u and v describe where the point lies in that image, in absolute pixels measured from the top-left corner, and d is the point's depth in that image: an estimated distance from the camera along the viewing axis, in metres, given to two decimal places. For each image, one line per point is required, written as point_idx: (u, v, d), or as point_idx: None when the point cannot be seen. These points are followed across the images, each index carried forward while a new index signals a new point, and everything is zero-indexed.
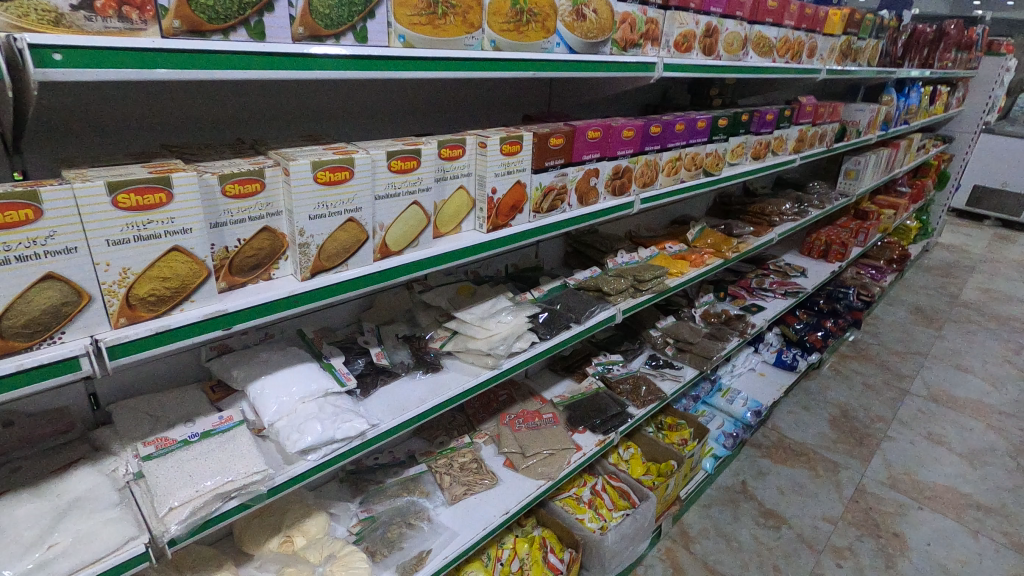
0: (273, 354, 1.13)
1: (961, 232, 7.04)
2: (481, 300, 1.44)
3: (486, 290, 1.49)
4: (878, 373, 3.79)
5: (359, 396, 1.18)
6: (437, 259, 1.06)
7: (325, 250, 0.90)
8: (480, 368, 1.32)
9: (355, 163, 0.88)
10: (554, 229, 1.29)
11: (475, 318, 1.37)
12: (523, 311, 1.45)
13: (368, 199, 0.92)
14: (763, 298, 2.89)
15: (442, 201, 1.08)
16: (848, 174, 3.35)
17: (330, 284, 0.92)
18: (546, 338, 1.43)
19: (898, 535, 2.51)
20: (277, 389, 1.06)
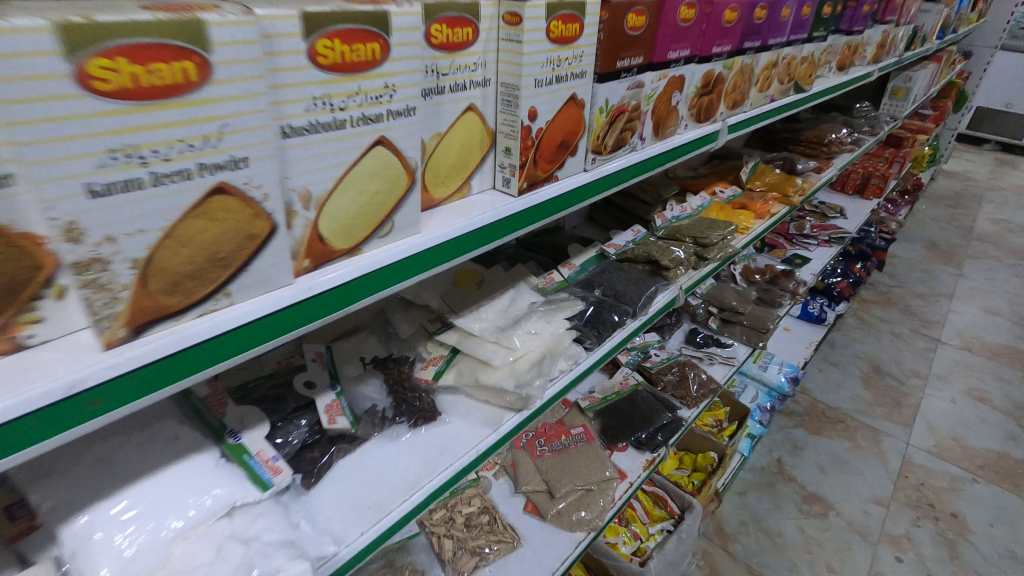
0: (122, 450, 0.59)
1: (962, 157, 6.64)
2: (494, 292, 0.92)
3: (500, 274, 0.97)
4: (904, 320, 3.44)
5: (299, 492, 0.67)
6: (428, 258, 0.54)
7: (160, 269, 0.36)
8: (503, 412, 0.82)
9: (212, 39, 0.33)
10: (616, 182, 0.78)
11: (489, 327, 0.85)
12: (559, 308, 0.94)
13: (263, 136, 0.37)
14: (805, 247, 2.42)
15: (435, 137, 0.55)
16: (895, 93, 2.83)
17: (186, 349, 0.39)
18: (594, 350, 0.94)
19: (958, 517, 2.21)
20: (135, 518, 0.54)
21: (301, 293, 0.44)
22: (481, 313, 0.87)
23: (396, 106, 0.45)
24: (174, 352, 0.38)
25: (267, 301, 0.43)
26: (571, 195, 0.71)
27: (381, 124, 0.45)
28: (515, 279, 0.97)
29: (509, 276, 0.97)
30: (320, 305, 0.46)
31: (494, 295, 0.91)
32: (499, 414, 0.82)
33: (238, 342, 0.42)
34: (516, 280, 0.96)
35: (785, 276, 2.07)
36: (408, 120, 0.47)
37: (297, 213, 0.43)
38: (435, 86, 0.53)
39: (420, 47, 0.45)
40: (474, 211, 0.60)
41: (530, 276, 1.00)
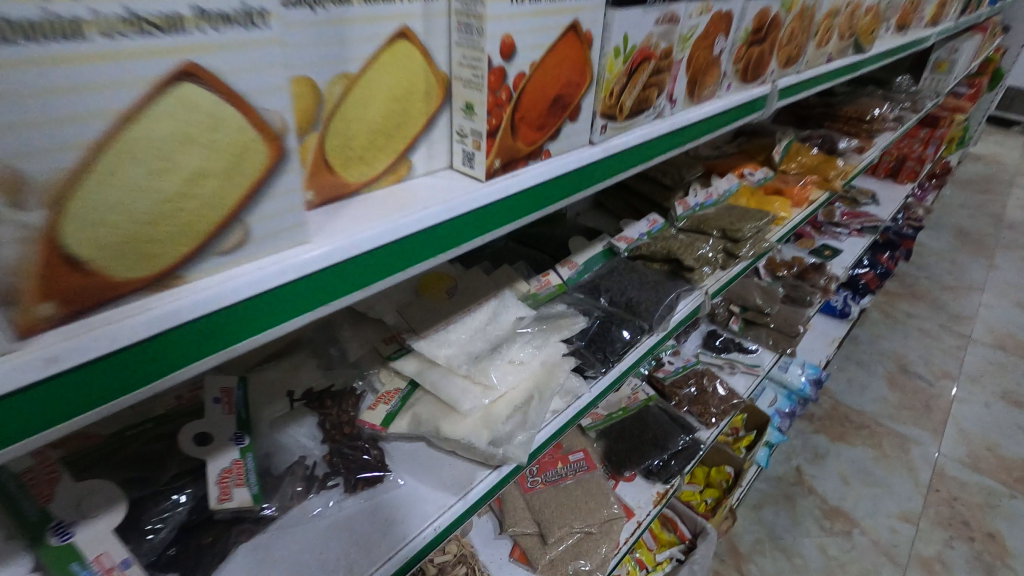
0: None
1: (991, 140, 6.29)
2: (471, 304, 0.70)
3: (480, 276, 0.75)
4: (933, 315, 3.20)
5: None
6: (306, 289, 0.35)
7: None
8: (474, 467, 0.62)
9: None
10: (631, 162, 0.56)
11: (461, 354, 0.64)
12: (556, 325, 0.73)
13: None
14: (835, 236, 2.19)
15: (341, 79, 0.34)
16: (938, 65, 2.55)
17: None
18: (598, 380, 0.73)
19: (995, 537, 2.00)
20: None
21: (150, 324, 0.29)
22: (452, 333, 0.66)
23: (212, 6, 0.26)
24: None
25: (165, 304, 0.29)
26: (591, 173, 0.52)
27: (184, 34, 0.25)
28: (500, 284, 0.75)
29: (491, 279, 0.75)
30: (248, 315, 0.33)
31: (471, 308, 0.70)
32: (468, 471, 0.62)
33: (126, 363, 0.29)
34: (501, 286, 0.75)
35: (815, 270, 1.84)
36: (247, 35, 0.27)
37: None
38: None
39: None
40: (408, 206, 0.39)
41: (521, 281, 0.78)
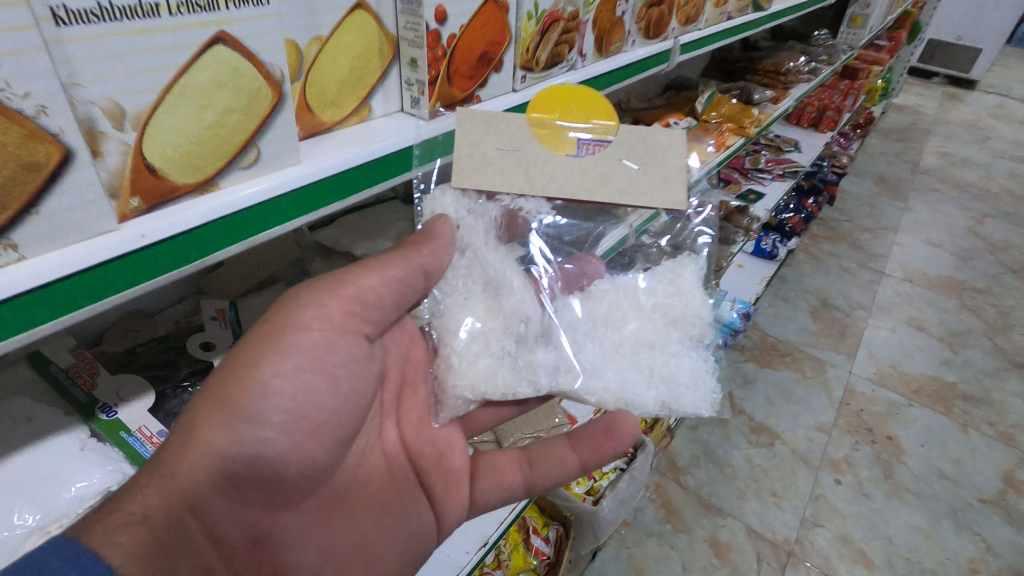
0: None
1: (913, 91, 6.64)
2: (596, 162, 0.61)
3: (627, 132, 0.62)
4: (853, 254, 3.51)
5: None
6: (292, 205, 0.44)
7: None
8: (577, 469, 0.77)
9: None
10: None
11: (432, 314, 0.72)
12: (630, 312, 0.76)
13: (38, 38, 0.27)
14: (760, 182, 2.39)
15: (316, 42, 0.44)
16: (853, 21, 2.76)
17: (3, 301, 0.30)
18: (681, 394, 0.73)
19: (893, 439, 2.31)
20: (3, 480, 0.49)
21: (204, 215, 0.38)
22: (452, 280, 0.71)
23: None
24: (34, 280, 0.31)
25: (189, 210, 0.37)
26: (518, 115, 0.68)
27: (214, 12, 0.33)
28: (651, 151, 0.62)
29: (642, 144, 0.62)
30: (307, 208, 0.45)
31: (590, 168, 0.61)
32: (561, 467, 0.76)
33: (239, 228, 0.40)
34: (651, 159, 0.62)
35: (739, 213, 2.03)
36: (258, 11, 0.36)
37: (105, 135, 0.32)
38: None
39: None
40: (376, 140, 0.50)
41: (685, 153, 0.63)
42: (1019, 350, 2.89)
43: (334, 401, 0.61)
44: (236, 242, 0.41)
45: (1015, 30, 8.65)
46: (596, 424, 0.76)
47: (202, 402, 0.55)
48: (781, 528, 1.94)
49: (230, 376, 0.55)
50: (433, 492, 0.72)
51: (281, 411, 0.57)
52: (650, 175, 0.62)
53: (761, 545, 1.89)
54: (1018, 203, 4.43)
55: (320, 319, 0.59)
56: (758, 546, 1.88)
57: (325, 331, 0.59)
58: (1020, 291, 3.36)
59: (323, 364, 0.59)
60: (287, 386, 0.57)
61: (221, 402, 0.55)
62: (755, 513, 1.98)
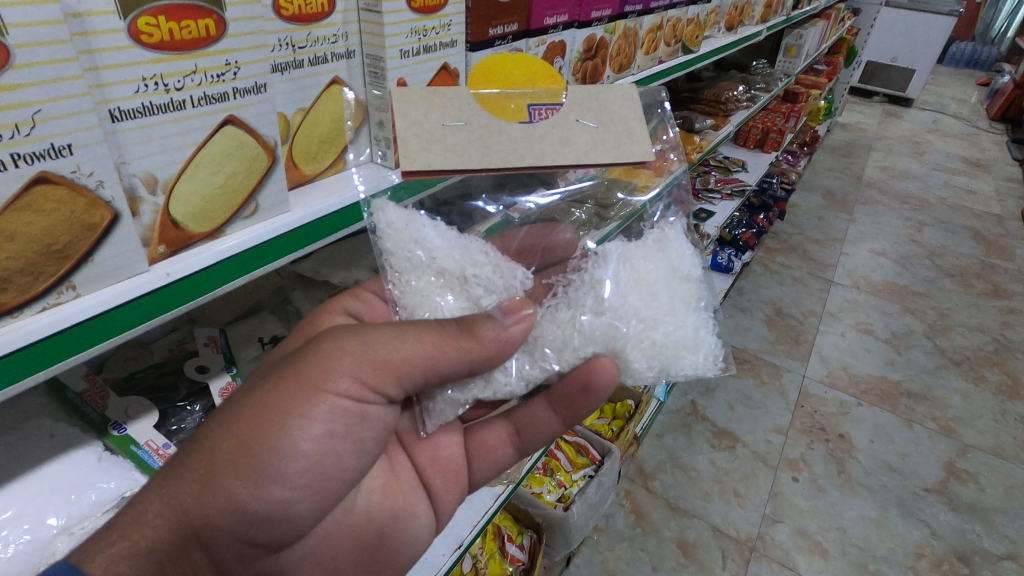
0: (16, 439, 0.60)
1: (855, 110, 7.07)
2: (553, 125, 0.64)
3: (576, 92, 0.66)
4: (804, 265, 3.72)
5: None
6: (281, 247, 0.52)
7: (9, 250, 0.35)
8: (561, 430, 0.83)
9: (22, 41, 0.32)
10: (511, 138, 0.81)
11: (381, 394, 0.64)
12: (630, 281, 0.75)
13: (101, 136, 0.37)
14: (710, 201, 2.55)
15: (301, 112, 0.54)
16: (789, 50, 2.99)
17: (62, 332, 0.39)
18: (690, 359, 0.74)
19: (845, 437, 2.46)
20: (33, 490, 0.58)
21: (213, 258, 0.47)
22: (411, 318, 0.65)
23: (242, 84, 0.44)
24: (83, 314, 0.40)
25: (203, 255, 0.46)
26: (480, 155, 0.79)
27: (226, 102, 0.43)
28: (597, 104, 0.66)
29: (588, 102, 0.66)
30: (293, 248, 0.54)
31: (546, 132, 0.64)
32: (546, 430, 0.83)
33: (240, 267, 0.49)
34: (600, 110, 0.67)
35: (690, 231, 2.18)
36: (259, 98, 0.46)
37: (141, 199, 0.42)
38: (292, 60, 0.51)
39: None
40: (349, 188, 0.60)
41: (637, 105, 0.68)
42: (957, 348, 3.11)
43: (357, 454, 0.63)
44: (239, 278, 0.50)
45: (946, 49, 9.27)
46: (572, 382, 0.73)
47: (217, 446, 0.56)
48: (743, 526, 2.06)
49: (248, 432, 0.56)
50: (433, 492, 0.83)
51: (306, 468, 0.58)
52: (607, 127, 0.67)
53: (726, 543, 2.00)
54: (953, 211, 4.75)
55: (354, 379, 0.58)
56: (722, 544, 1.99)
57: (352, 397, 0.59)
58: (956, 294, 3.61)
59: (355, 421, 0.60)
60: (306, 449, 0.58)
61: (245, 456, 0.56)
62: (719, 512, 2.10)
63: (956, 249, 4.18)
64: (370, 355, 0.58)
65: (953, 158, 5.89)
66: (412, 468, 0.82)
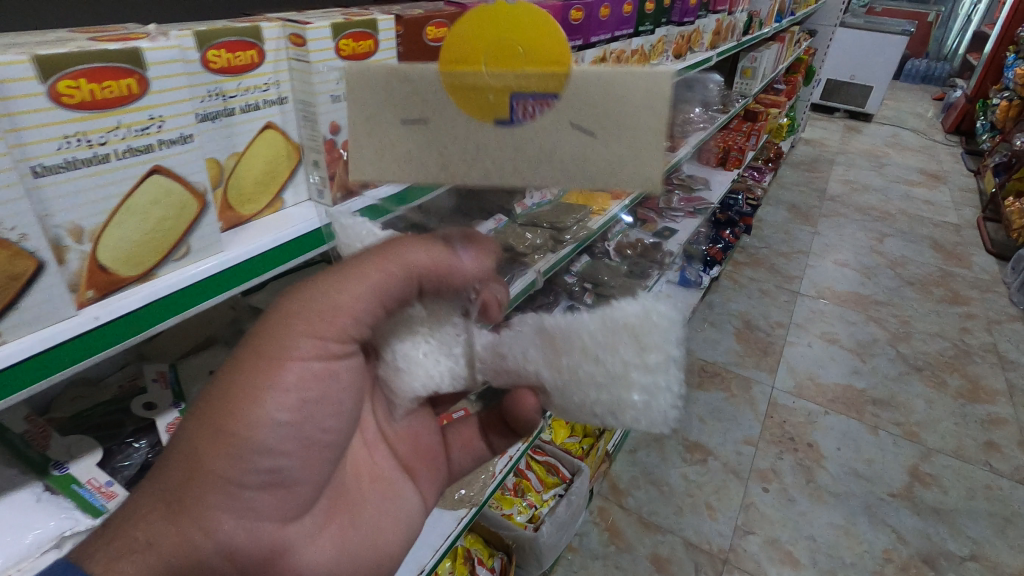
0: None
1: (818, 126, 7.31)
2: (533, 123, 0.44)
3: (580, 74, 0.44)
4: (771, 278, 3.81)
5: None
6: (215, 285, 0.54)
7: None
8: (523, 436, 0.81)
9: None
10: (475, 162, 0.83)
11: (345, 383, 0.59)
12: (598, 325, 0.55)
13: (23, 191, 0.39)
14: (674, 219, 2.62)
15: (233, 156, 0.57)
16: (745, 72, 3.11)
17: None
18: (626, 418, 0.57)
19: (813, 446, 2.51)
20: None
21: (143, 300, 0.49)
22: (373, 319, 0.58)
23: (168, 136, 0.47)
24: (8, 360, 0.41)
25: (132, 297, 0.48)
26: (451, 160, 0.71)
27: (151, 154, 0.46)
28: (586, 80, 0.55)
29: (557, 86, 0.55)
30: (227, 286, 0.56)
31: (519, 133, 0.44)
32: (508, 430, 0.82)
33: (172, 307, 0.51)
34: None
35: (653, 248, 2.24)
36: (185, 148, 0.48)
37: (68, 248, 0.44)
38: (223, 109, 0.54)
39: (180, 48, 0.46)
40: (285, 226, 0.62)
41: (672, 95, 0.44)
42: (919, 354, 3.20)
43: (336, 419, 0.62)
44: (171, 318, 0.52)
45: (902, 65, 9.66)
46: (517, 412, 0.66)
47: (192, 431, 0.56)
48: (716, 539, 2.08)
49: (220, 411, 0.55)
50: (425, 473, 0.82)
51: (285, 440, 0.58)
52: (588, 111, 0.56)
53: (698, 557, 2.02)
54: (913, 222, 4.91)
55: (315, 339, 0.56)
56: (696, 558, 2.01)
57: (316, 358, 0.57)
58: (917, 301, 3.72)
59: (326, 388, 0.59)
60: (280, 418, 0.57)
61: (219, 437, 0.55)
62: (692, 526, 2.12)
63: (916, 258, 4.32)
64: (322, 309, 0.56)
65: (911, 170, 6.11)
66: (396, 451, 0.79)
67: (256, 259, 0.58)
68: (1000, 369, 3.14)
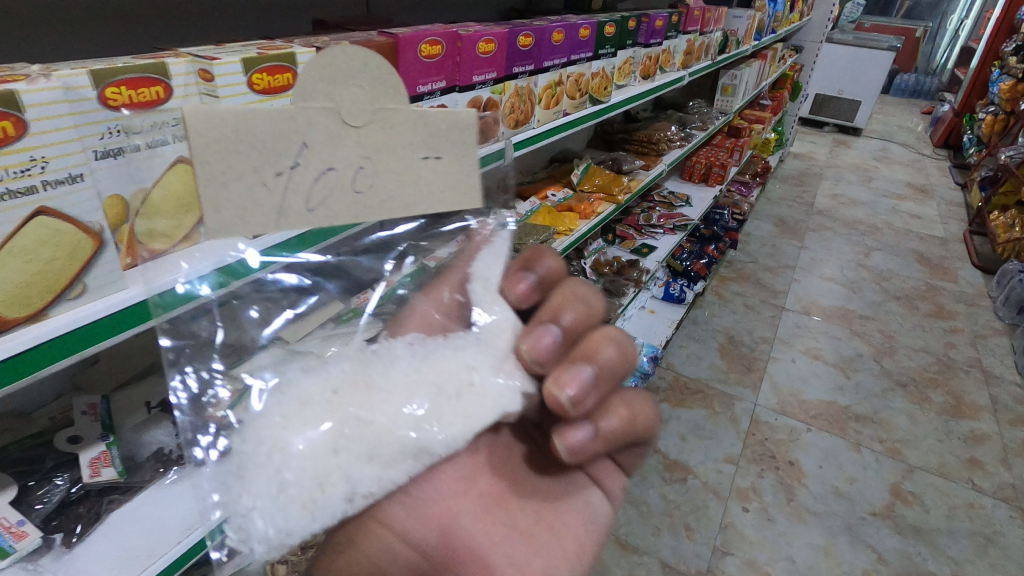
0: None
1: (807, 140, 7.35)
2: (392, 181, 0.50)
3: (413, 130, 0.49)
4: (756, 293, 3.80)
5: (61, 545, 0.71)
6: (112, 321, 0.54)
7: None
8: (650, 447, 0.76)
9: None
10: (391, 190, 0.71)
11: (335, 490, 0.48)
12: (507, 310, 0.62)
13: None
14: (653, 236, 2.62)
15: (140, 191, 0.57)
16: (725, 90, 3.12)
17: None
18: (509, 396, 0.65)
19: (794, 464, 2.49)
20: None
21: (30, 341, 0.48)
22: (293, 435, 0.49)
23: (53, 176, 0.47)
24: None
25: (19, 339, 0.48)
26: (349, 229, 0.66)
27: (35, 195, 0.46)
28: (276, 157, 0.46)
29: (390, 152, 0.49)
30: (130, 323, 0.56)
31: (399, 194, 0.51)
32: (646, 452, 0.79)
33: (67, 346, 0.51)
34: (363, 137, 0.48)
35: (630, 266, 2.25)
36: (74, 187, 0.48)
37: None
38: (125, 144, 0.54)
39: (64, 89, 0.46)
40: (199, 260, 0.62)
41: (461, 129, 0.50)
42: (904, 370, 3.19)
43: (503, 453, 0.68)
44: (67, 356, 0.52)
45: (891, 79, 9.73)
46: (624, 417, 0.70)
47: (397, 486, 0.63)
48: (693, 560, 2.05)
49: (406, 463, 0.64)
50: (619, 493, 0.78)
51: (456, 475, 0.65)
52: (357, 100, 0.47)
53: None
54: (900, 236, 4.93)
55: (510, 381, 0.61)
56: None
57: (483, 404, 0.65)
58: (902, 316, 3.72)
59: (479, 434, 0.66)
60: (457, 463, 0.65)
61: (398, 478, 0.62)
62: (669, 547, 2.09)
63: (902, 271, 4.32)
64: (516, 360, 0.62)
65: (899, 183, 6.13)
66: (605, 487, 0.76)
67: (165, 294, 0.58)
68: (985, 384, 3.12)
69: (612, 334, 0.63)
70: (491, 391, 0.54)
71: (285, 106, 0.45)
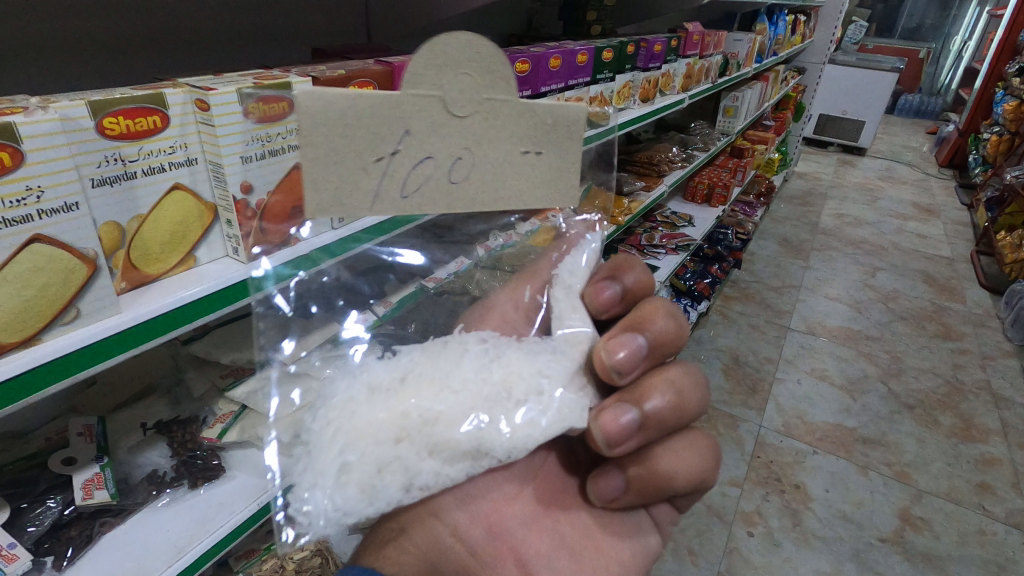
0: None
1: (811, 159, 7.36)
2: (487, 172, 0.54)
3: (528, 120, 0.54)
4: (761, 313, 3.78)
5: (54, 567, 0.73)
6: (108, 343, 0.56)
7: None
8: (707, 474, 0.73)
9: None
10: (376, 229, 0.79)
11: (394, 480, 0.52)
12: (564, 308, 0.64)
13: None
14: (655, 256, 2.62)
15: (136, 218, 0.60)
16: (727, 111, 3.14)
17: None
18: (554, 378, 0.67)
19: (800, 487, 2.45)
20: None
21: (24, 364, 0.50)
22: (364, 417, 0.53)
23: (48, 205, 0.50)
24: None
25: (14, 361, 0.50)
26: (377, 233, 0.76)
27: (31, 223, 0.49)
28: (377, 143, 0.50)
29: (490, 145, 0.53)
30: (125, 348, 0.58)
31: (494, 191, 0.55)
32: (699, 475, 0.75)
33: (62, 369, 0.53)
34: (465, 126, 0.52)
35: None
36: (71, 215, 0.52)
37: None
38: (122, 172, 0.58)
39: (60, 121, 0.50)
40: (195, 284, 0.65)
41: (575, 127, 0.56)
42: (911, 392, 3.14)
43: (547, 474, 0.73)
44: (59, 379, 0.53)
45: (896, 99, 9.76)
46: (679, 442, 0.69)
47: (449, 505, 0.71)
48: None
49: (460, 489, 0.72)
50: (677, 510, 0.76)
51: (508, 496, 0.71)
52: (463, 89, 0.50)
53: None
54: (906, 256, 4.90)
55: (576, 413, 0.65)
56: None
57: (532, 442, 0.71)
58: (909, 337, 3.68)
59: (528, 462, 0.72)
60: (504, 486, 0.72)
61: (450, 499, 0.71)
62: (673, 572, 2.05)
63: (908, 292, 4.29)
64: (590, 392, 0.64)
65: (905, 203, 6.12)
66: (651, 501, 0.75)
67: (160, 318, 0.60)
68: (994, 407, 3.07)
69: (673, 376, 0.63)
70: (558, 403, 0.56)
71: (395, 94, 0.49)
